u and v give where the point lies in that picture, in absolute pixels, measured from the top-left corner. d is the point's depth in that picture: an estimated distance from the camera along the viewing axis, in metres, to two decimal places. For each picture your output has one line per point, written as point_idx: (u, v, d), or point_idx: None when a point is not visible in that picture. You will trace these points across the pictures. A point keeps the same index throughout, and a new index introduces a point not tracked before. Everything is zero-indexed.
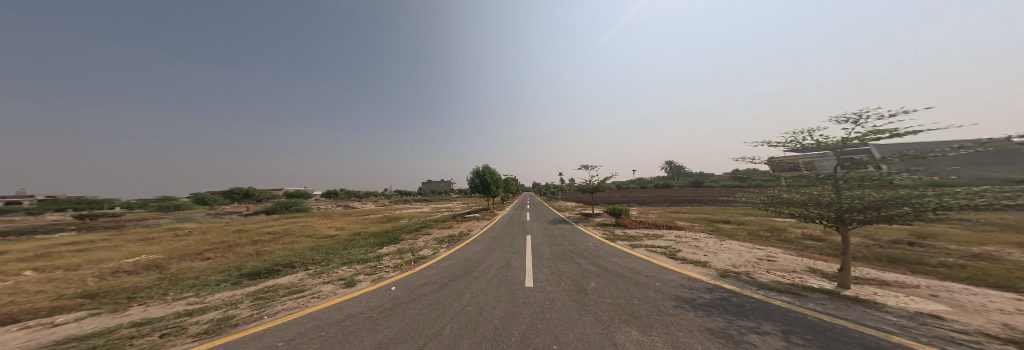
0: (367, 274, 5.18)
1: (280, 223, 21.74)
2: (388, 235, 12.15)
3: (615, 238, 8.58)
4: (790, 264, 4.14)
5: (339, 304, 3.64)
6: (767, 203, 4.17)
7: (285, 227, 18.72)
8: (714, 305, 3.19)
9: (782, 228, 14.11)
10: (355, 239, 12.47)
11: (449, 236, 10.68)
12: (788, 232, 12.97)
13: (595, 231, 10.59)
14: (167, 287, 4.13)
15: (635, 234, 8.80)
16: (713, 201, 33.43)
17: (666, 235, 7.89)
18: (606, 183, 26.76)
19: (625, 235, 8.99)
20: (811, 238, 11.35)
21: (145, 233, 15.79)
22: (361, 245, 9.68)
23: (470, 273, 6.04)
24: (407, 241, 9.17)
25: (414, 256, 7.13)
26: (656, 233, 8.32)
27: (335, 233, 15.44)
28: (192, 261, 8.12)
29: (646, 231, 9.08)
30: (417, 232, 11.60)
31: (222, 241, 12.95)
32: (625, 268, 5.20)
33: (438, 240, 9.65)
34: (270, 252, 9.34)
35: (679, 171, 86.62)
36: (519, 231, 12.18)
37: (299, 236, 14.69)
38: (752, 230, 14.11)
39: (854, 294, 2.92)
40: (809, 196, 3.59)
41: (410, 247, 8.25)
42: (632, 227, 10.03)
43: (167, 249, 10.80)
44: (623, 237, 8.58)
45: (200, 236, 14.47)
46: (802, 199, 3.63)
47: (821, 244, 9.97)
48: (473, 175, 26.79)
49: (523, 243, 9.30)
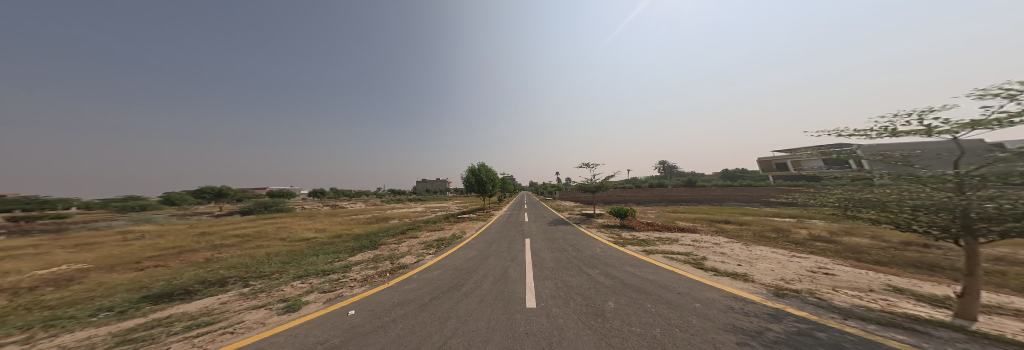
0: (322, 292, 4.03)
1: (254, 224, 19.87)
2: (369, 239, 10.85)
3: (624, 243, 7.70)
4: (859, 281, 3.32)
5: (260, 342, 2.53)
6: (845, 206, 3.35)
7: (256, 229, 16.94)
8: (797, 344, 2.27)
9: (786, 229, 13.64)
10: (332, 243, 11.11)
11: (438, 240, 9.53)
12: (793, 233, 12.50)
13: (599, 234, 9.72)
14: (21, 320, 2.93)
15: (646, 238, 7.95)
16: (708, 201, 33.33)
17: (683, 239, 7.06)
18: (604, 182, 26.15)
19: (635, 238, 8.15)
20: (820, 240, 10.84)
21: (88, 238, 13.83)
22: (334, 251, 8.42)
23: (458, 288, 4.97)
24: (388, 246, 8.00)
25: (393, 266, 5.99)
26: (671, 237, 7.49)
27: (312, 236, 13.95)
28: (122, 273, 6.73)
29: (657, 234, 8.30)
30: (402, 235, 10.38)
31: (176, 246, 11.34)
32: (648, 283, 4.27)
33: (425, 244, 8.52)
34: (224, 259, 7.96)
35: (673, 171, 87.66)
36: (517, 234, 11.18)
37: (269, 239, 13.15)
38: (756, 230, 13.57)
39: (996, 332, 2.07)
40: (914, 197, 2.70)
41: (391, 253, 7.11)
42: (640, 230, 9.19)
43: (103, 256, 9.20)
44: (632, 242, 7.74)
45: (152, 241, 12.71)
46: (905, 202, 2.74)
47: (835, 246, 9.38)
48: (467, 174, 25.60)
49: (521, 249, 8.31)
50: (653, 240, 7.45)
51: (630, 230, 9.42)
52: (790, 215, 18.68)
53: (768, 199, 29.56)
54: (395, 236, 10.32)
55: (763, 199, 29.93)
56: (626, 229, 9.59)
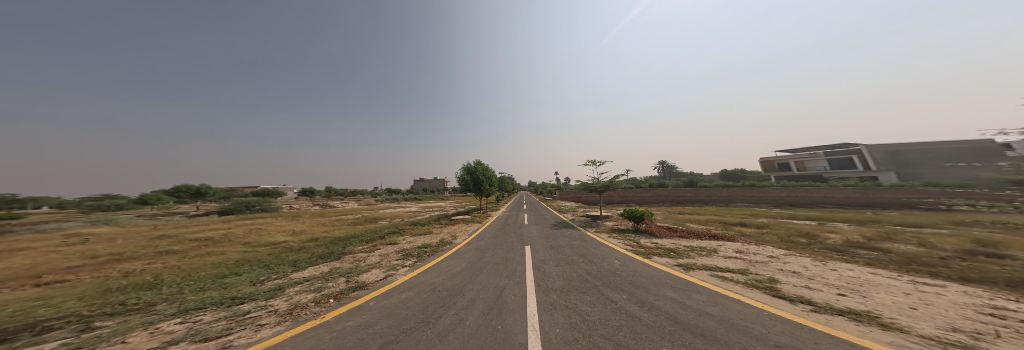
0: (197, 342, 2.46)
1: (227, 225, 18.16)
2: (342, 245, 9.29)
3: (650, 255, 6.26)
4: None
5: None
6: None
7: (224, 231, 15.22)
8: None
9: (813, 233, 12.31)
10: (300, 249, 9.53)
11: (421, 247, 8.03)
12: (824, 238, 11.17)
13: (613, 242, 8.24)
14: None
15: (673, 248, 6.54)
16: (713, 202, 32.16)
17: (724, 250, 5.63)
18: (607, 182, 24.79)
19: (659, 248, 6.71)
20: (860, 246, 9.51)
21: (26, 243, 12.16)
22: (291, 262, 6.86)
23: (430, 325, 3.43)
24: (356, 256, 6.44)
25: (348, 286, 4.45)
26: (707, 248, 6.07)
27: (283, 239, 12.36)
28: (7, 291, 5.27)
29: (687, 243, 6.83)
30: (381, 240, 8.84)
31: (117, 253, 9.69)
32: (720, 328, 2.74)
33: (403, 253, 7.02)
34: (152, 271, 6.46)
35: (673, 171, 86.95)
36: (515, 240, 9.72)
37: (231, 243, 11.49)
38: (780, 234, 12.23)
39: None
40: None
41: (354, 265, 5.60)
42: (661, 236, 7.77)
43: (13, 268, 7.63)
44: (659, 252, 6.31)
45: (96, 246, 11.08)
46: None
47: (887, 255, 8.02)
48: (462, 172, 24.07)
49: (521, 261, 6.81)
50: (684, 251, 6.03)
51: (650, 236, 7.98)
52: (807, 217, 17.40)
53: (776, 200, 28.49)
54: (371, 241, 8.75)
55: (770, 199, 28.83)
56: (644, 236, 8.15)
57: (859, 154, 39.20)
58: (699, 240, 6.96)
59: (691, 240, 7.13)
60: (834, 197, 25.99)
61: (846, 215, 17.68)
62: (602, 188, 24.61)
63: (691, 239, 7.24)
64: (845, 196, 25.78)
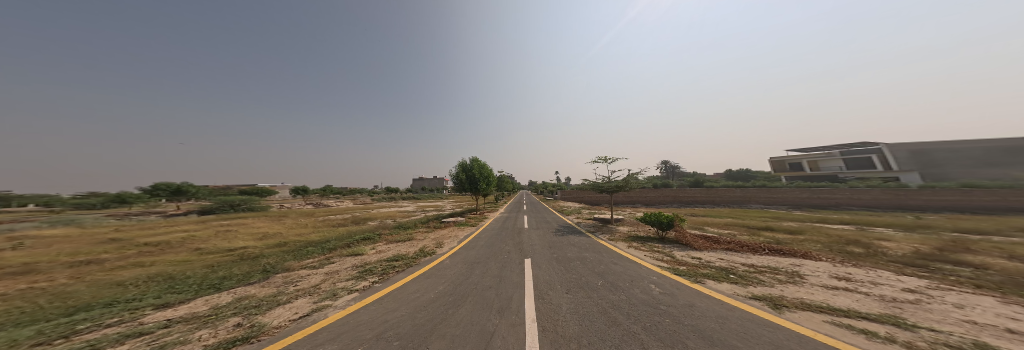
0: None
1: (198, 227, 16.50)
2: (300, 254, 7.47)
3: (701, 278, 4.39)
4: None
5: None
6: None
7: (186, 235, 13.49)
8: None
9: (862, 241, 10.50)
10: (251, 258, 7.76)
11: (392, 258, 6.25)
12: (880, 247, 9.39)
13: (637, 254, 6.47)
14: None
15: (727, 267, 4.66)
16: (725, 203, 30.25)
17: (815, 275, 3.70)
18: (616, 182, 22.84)
19: (708, 267, 4.82)
20: (938, 259, 7.71)
21: None
22: (209, 282, 5.03)
23: None
24: (289, 276, 4.59)
25: (229, 335, 2.63)
26: (780, 269, 4.20)
27: (244, 243, 10.62)
28: None
29: (745, 260, 4.95)
30: (345, 249, 6.99)
31: (29, 262, 7.95)
32: None
33: (362, 269, 5.22)
34: (13, 292, 4.74)
35: (677, 171, 84.88)
36: (513, 251, 7.92)
37: (179, 249, 9.70)
38: (824, 242, 10.42)
39: None
40: None
41: (274, 293, 3.81)
42: (703, 248, 5.96)
43: None
44: (712, 275, 4.42)
45: (16, 253, 9.35)
46: None
47: (992, 273, 6.21)
48: (457, 170, 22.26)
49: (518, 286, 5.04)
50: (749, 274, 4.16)
51: (687, 249, 6.10)
52: (840, 222, 15.56)
53: (794, 202, 26.59)
54: (332, 251, 6.89)
55: (788, 201, 26.88)
56: (679, 249, 6.27)
57: (878, 154, 37.18)
58: (760, 255, 5.08)
59: (748, 255, 5.26)
60: (860, 199, 24.08)
61: (885, 219, 15.80)
62: (611, 188, 22.67)
63: (746, 252, 5.39)
64: (872, 198, 23.83)
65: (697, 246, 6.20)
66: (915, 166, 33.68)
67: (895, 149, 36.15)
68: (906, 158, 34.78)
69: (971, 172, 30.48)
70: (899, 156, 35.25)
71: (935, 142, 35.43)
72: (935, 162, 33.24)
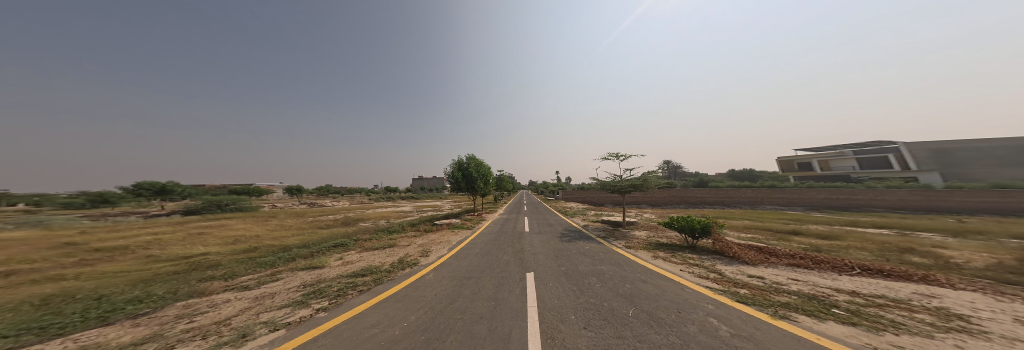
0: None
1: (173, 229, 15.25)
2: (254, 264, 6.07)
3: (785, 313, 2.99)
4: None
5: None
6: None
7: (150, 237, 12.13)
8: None
9: (918, 249, 9.09)
10: (201, 267, 6.44)
11: (358, 272, 4.91)
12: (947, 257, 7.99)
13: (669, 268, 5.13)
14: None
15: (815, 294, 3.28)
16: (737, 204, 28.78)
17: (998, 321, 2.32)
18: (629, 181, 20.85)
19: (786, 293, 3.42)
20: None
21: None
22: (91, 306, 3.59)
23: None
24: (196, 301, 3.19)
25: None
26: (917, 306, 2.78)
27: (209, 248, 9.30)
28: None
29: (833, 284, 3.57)
30: (303, 260, 5.61)
31: None
32: None
33: (312, 290, 3.91)
34: None
35: (680, 171, 83.10)
36: (511, 262, 6.57)
37: (128, 256, 8.36)
38: (872, 249, 9.03)
39: None
40: None
41: (149, 336, 2.42)
42: (760, 263, 4.58)
43: None
44: (804, 308, 3.00)
45: None
46: None
47: None
48: (453, 169, 20.90)
49: (518, 317, 3.71)
50: (868, 312, 2.74)
51: (736, 263, 4.71)
52: (874, 225, 14.17)
53: (811, 202, 25.12)
54: (286, 262, 5.48)
55: (805, 202, 25.37)
56: (725, 263, 4.87)
57: (895, 153, 35.61)
58: (850, 276, 3.70)
59: (832, 275, 3.87)
60: (884, 200, 22.57)
61: (923, 224, 14.38)
62: (625, 187, 20.48)
63: (826, 270, 4.00)
64: (898, 199, 22.30)
65: (748, 259, 4.80)
66: (935, 166, 32.12)
67: (914, 148, 34.52)
68: (926, 158, 33.17)
69: (996, 172, 28.92)
70: (918, 156, 33.67)
71: (955, 141, 33.83)
72: (957, 161, 31.62)
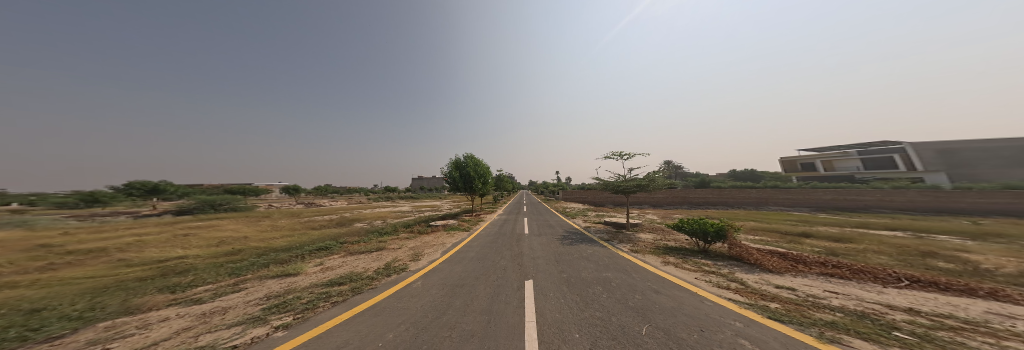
0: None
1: (161, 229, 14.72)
2: (225, 270, 5.51)
3: (833, 335, 2.46)
4: None
5: None
6: None
7: (131, 239, 11.57)
8: None
9: (939, 252, 8.60)
10: (172, 272, 5.92)
11: (337, 280, 4.40)
12: (974, 261, 7.50)
13: (683, 277, 4.64)
14: None
15: (870, 312, 2.73)
16: (741, 205, 28.25)
17: None
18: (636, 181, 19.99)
19: (828, 310, 2.88)
20: None
21: None
22: (11, 323, 3.04)
23: None
24: (132, 318, 2.69)
25: None
26: (1006, 332, 2.24)
27: (189, 250, 8.78)
28: None
29: (881, 297, 3.04)
30: (279, 265, 5.08)
31: None
32: None
33: (280, 301, 3.41)
34: None
35: (680, 171, 82.58)
36: (508, 268, 6.06)
37: (100, 259, 7.82)
38: (892, 253, 8.50)
39: None
40: None
41: None
42: (787, 271, 4.05)
43: None
44: (860, 329, 2.46)
45: None
46: None
47: None
48: (451, 168, 20.37)
49: (514, 334, 3.19)
50: (946, 337, 2.20)
51: (759, 271, 4.19)
52: (886, 227, 13.66)
53: (817, 203, 24.62)
54: (259, 268, 4.93)
55: (811, 202, 24.83)
56: (746, 271, 4.34)
57: (901, 154, 35.08)
58: (900, 288, 3.17)
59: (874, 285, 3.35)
60: (892, 201, 22.03)
61: (938, 225, 13.84)
62: (632, 187, 19.67)
63: (868, 280, 3.47)
64: (908, 200, 21.76)
65: (772, 266, 4.28)
66: (941, 166, 31.60)
67: (919, 148, 34.01)
68: (932, 158, 32.67)
69: (1004, 173, 28.43)
70: (924, 156, 33.13)
71: (962, 141, 33.31)
72: (963, 162, 31.12)
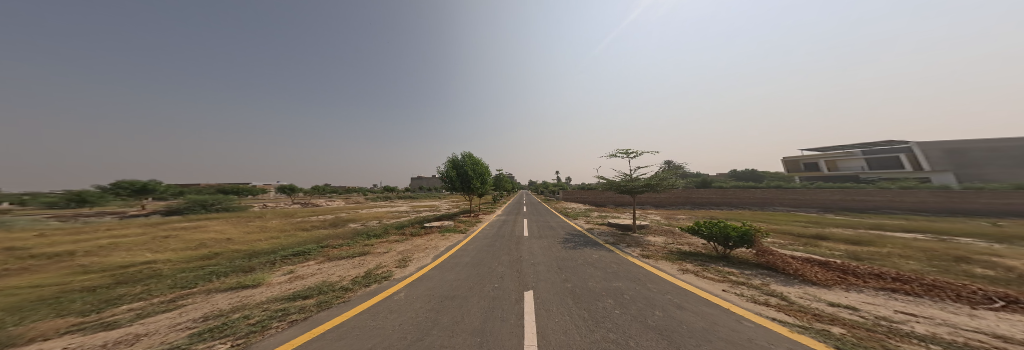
0: None
1: (143, 230, 14.08)
2: (183, 278, 4.83)
3: None
4: None
5: None
6: None
7: (105, 241, 10.86)
8: None
9: (970, 257, 7.98)
10: (124, 282, 5.23)
11: (302, 292, 3.71)
12: (1013, 267, 6.88)
13: (710, 290, 3.96)
14: None
15: (979, 346, 2.04)
16: (745, 205, 27.64)
17: None
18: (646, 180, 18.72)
19: (916, 339, 2.18)
20: None
21: None
22: None
23: None
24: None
25: None
26: None
27: (161, 254, 8.11)
28: None
29: (981, 323, 2.34)
30: (241, 273, 4.40)
31: None
32: None
33: (219, 322, 2.71)
34: None
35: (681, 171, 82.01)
36: (505, 278, 5.37)
37: (59, 266, 7.14)
38: (920, 258, 7.88)
39: None
40: None
41: None
42: (838, 284, 3.35)
43: None
44: None
45: None
46: None
47: None
48: (448, 167, 19.70)
49: None
50: None
51: (800, 284, 3.50)
52: (902, 229, 13.06)
53: (824, 204, 24.03)
54: (216, 278, 4.25)
55: (817, 203, 24.22)
56: (783, 282, 3.65)
57: (906, 153, 34.49)
58: (999, 311, 2.47)
59: (957, 305, 2.69)
60: (903, 201, 21.40)
61: (957, 227, 13.24)
62: (639, 187, 18.66)
63: (948, 298, 2.77)
64: (919, 201, 21.15)
65: (815, 278, 3.58)
66: (948, 166, 31.01)
67: (926, 148, 33.44)
68: (938, 158, 32.11)
69: (1012, 173, 27.90)
70: (930, 156, 32.57)
71: (969, 141, 32.77)
72: (971, 162, 30.57)
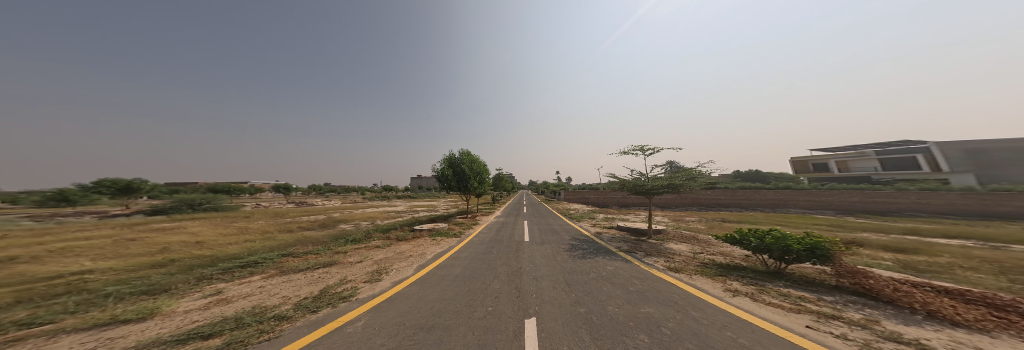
0: None
1: (114, 232, 13.00)
2: (82, 298, 3.64)
3: None
4: None
5: None
6: None
7: (58, 245, 9.68)
8: None
9: None
10: (16, 301, 4.05)
11: (207, 325, 2.55)
12: None
13: (787, 324, 2.81)
14: None
15: None
16: (757, 207, 26.40)
17: None
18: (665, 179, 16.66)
19: None
20: None
21: None
22: None
23: None
24: None
25: None
26: None
27: (105, 261, 6.95)
28: None
29: None
30: (146, 293, 3.27)
31: None
32: None
33: None
34: None
35: None
36: (500, 299, 4.23)
37: None
38: (992, 270, 6.72)
39: None
40: None
41: None
42: (1000, 327, 2.23)
43: None
44: None
45: None
46: None
47: None
48: (444, 165, 18.63)
49: None
50: None
51: (939, 326, 2.35)
52: (944, 235, 11.85)
53: (842, 206, 22.76)
54: (109, 300, 3.11)
55: (834, 205, 22.97)
56: (904, 321, 2.51)
57: (923, 153, 33.14)
58: None
59: None
60: (928, 204, 20.22)
61: (1001, 232, 12.06)
62: (650, 189, 17.12)
63: None
64: (947, 203, 19.84)
65: (956, 313, 2.43)
66: (969, 166, 29.64)
67: (945, 148, 31.99)
68: (958, 159, 30.73)
69: None
70: (950, 156, 31.15)
71: (991, 141, 31.25)
72: (994, 162, 29.17)
